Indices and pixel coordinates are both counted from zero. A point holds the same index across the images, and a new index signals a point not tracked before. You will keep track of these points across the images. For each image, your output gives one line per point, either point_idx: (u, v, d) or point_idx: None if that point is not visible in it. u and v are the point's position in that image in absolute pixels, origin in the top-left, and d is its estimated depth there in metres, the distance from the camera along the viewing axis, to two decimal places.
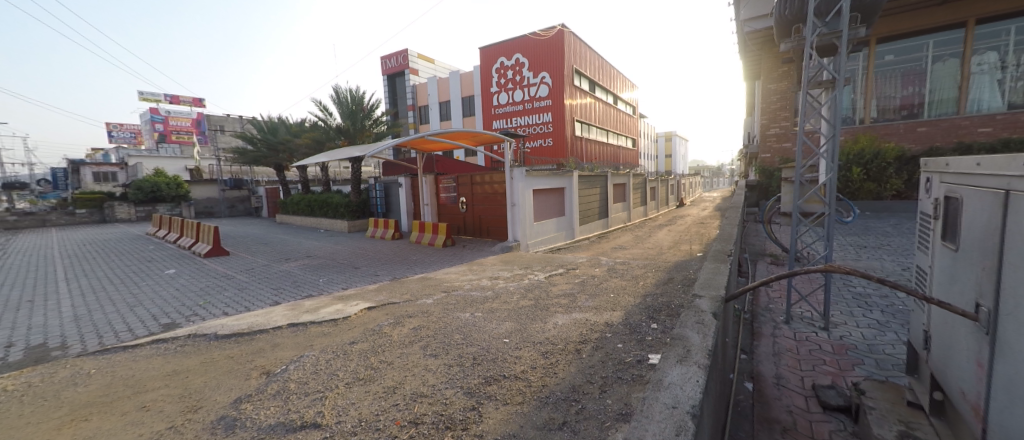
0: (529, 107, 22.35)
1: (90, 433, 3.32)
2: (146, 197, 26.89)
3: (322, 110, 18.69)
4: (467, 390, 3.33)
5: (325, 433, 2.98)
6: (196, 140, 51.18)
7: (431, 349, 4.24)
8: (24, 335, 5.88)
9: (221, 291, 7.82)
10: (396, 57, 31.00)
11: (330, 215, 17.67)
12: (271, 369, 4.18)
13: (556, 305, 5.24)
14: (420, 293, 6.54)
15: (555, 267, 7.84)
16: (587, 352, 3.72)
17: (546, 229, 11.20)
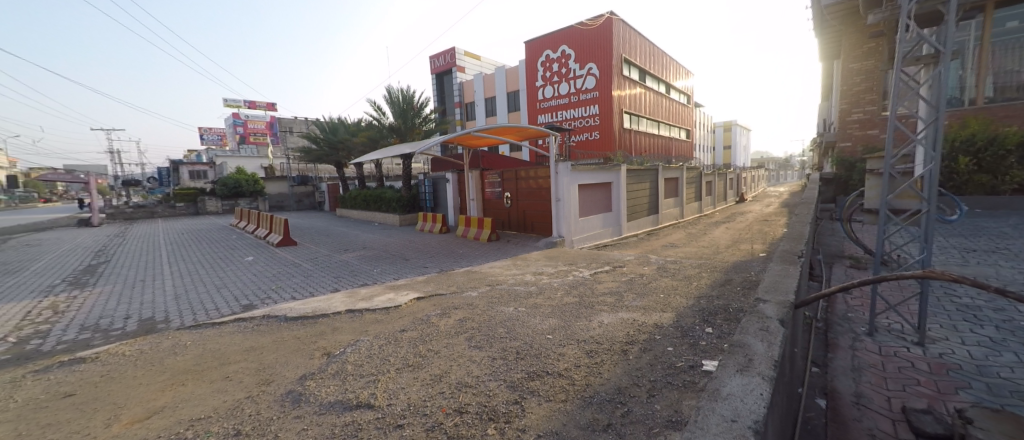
0: (575, 100, 21.99)
1: (185, 397, 3.66)
2: (229, 192, 29.53)
3: (376, 109, 19.47)
4: (510, 384, 3.32)
5: (377, 415, 3.08)
6: (269, 141, 55.23)
7: (476, 340, 4.27)
8: (136, 309, 6.65)
9: (290, 278, 8.37)
10: (444, 55, 31.61)
11: (383, 209, 18.39)
12: (331, 351, 4.40)
13: (601, 303, 5.11)
14: (466, 286, 6.63)
15: (601, 264, 7.67)
16: (634, 354, 3.58)
17: (592, 225, 10.98)
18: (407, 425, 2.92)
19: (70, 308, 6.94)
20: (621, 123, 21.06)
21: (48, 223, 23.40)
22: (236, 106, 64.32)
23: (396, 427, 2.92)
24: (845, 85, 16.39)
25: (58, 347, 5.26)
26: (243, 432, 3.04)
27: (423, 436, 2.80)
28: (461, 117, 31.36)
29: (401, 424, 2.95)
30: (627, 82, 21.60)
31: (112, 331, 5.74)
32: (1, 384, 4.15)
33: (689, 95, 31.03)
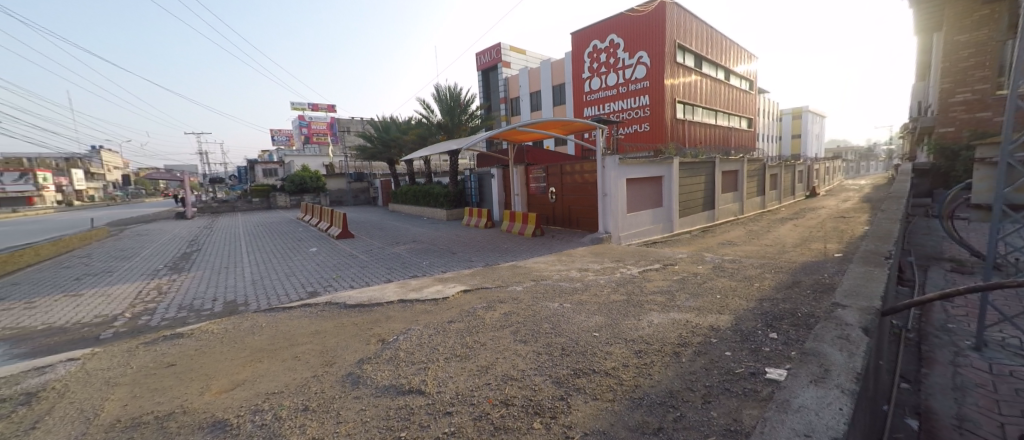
0: (624, 91, 21.39)
1: (262, 372, 3.95)
2: (296, 188, 31.75)
3: (425, 107, 19.98)
4: (556, 379, 3.28)
5: (427, 401, 3.16)
6: (330, 140, 58.32)
7: (521, 335, 4.25)
8: (222, 293, 7.31)
9: (348, 268, 8.80)
10: (490, 51, 31.84)
11: (431, 204, 18.86)
12: (385, 338, 4.56)
13: (650, 302, 4.93)
14: (510, 280, 6.64)
15: (650, 261, 7.42)
16: (687, 357, 3.42)
17: (640, 221, 10.64)
18: (456, 413, 2.97)
19: (169, 289, 7.77)
20: (674, 113, 20.18)
21: (150, 217, 26.43)
22: (301, 109, 68.50)
23: (445, 414, 2.99)
24: (947, 61, 14.78)
25: (161, 323, 5.91)
26: (310, 408, 3.23)
27: (471, 424, 2.83)
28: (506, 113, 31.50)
29: (450, 412, 3.00)
30: (681, 70, 20.61)
31: (204, 311, 6.37)
32: (119, 352, 4.71)
33: (751, 81, 29.05)
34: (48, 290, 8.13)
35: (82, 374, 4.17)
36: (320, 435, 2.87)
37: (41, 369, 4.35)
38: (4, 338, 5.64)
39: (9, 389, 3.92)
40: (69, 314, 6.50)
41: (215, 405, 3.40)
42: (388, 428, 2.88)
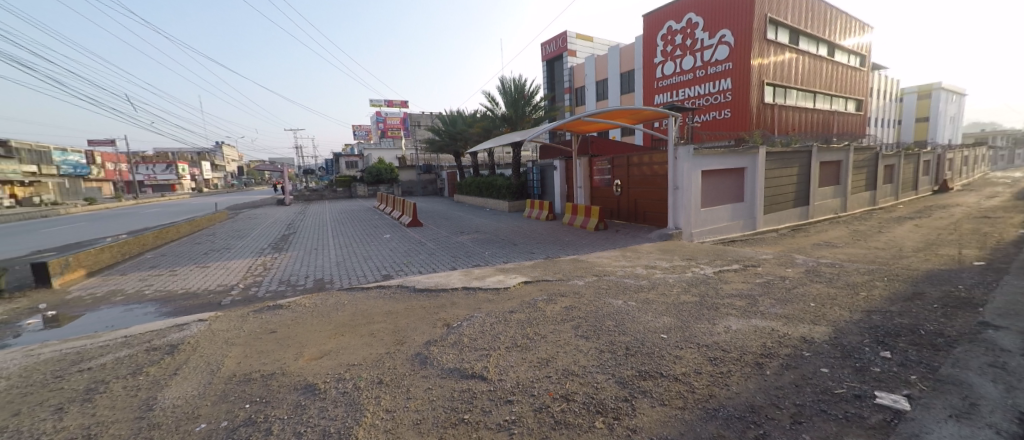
0: (702, 75, 20.01)
1: (344, 345, 4.24)
2: (373, 179, 34.20)
3: (490, 100, 20.21)
4: (620, 379, 3.14)
5: (489, 387, 3.19)
6: (404, 135, 61.18)
7: (582, 330, 4.15)
8: (313, 271, 8.00)
9: (417, 254, 9.20)
10: (556, 40, 31.46)
11: (494, 196, 19.11)
12: (450, 322, 4.69)
13: (727, 306, 4.57)
14: (572, 274, 6.52)
15: (727, 261, 6.90)
16: (772, 369, 3.11)
17: (717, 216, 9.92)
18: (516, 402, 2.96)
19: (272, 265, 8.65)
20: (762, 97, 18.54)
21: (257, 202, 29.96)
22: (378, 106, 72.61)
23: (506, 401, 2.99)
24: None
25: (266, 294, 6.58)
26: (384, 382, 3.40)
27: (531, 415, 2.80)
28: (572, 103, 31.03)
29: (511, 400, 3.00)
30: (771, 48, 18.78)
31: (298, 286, 7.01)
32: (235, 316, 5.33)
33: (863, 56, 25.47)
34: (184, 261, 9.47)
35: (210, 333, 4.78)
36: (393, 408, 3.00)
37: (181, 326, 5.08)
38: (152, 298, 6.67)
39: (157, 341, 4.62)
40: (198, 282, 7.51)
41: (307, 370, 3.70)
42: (452, 409, 2.94)
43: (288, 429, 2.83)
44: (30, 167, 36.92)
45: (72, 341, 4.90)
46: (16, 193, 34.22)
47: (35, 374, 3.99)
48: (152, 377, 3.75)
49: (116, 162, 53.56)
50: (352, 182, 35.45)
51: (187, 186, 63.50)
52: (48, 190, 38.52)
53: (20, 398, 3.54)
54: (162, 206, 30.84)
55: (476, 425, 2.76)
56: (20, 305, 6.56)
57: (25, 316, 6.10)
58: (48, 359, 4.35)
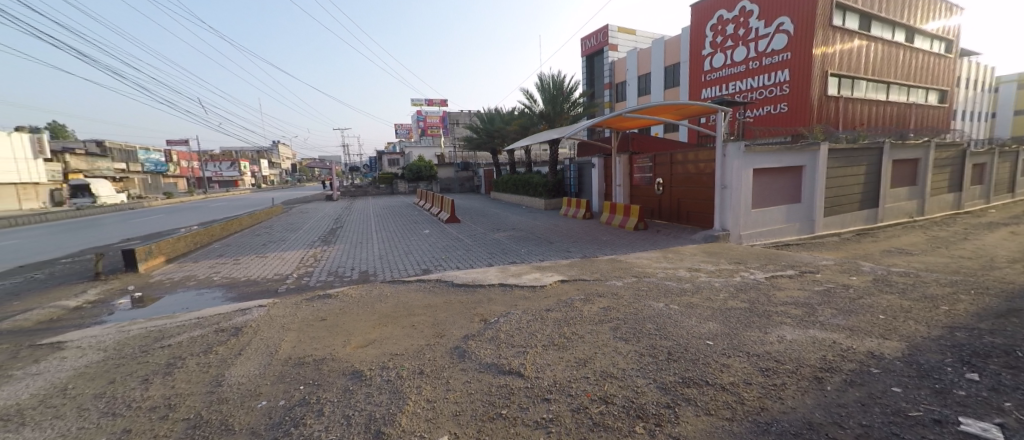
0: (756, 66, 18.94)
1: (387, 335, 4.35)
2: (413, 176, 35.21)
3: (527, 97, 20.13)
4: (661, 385, 3.03)
5: (526, 384, 3.16)
6: (444, 133, 62.21)
7: (621, 332, 4.04)
8: (359, 263, 8.30)
9: (455, 250, 9.33)
10: (597, 35, 30.95)
11: (530, 193, 19.06)
12: (487, 318, 4.70)
13: (782, 314, 4.29)
14: (610, 274, 6.37)
15: (779, 266, 6.51)
16: (833, 385, 2.89)
17: (769, 218, 9.39)
18: (553, 401, 2.92)
19: (322, 257, 9.05)
20: (824, 89, 17.32)
21: (308, 198, 31.64)
22: (418, 105, 74.23)
23: (542, 400, 2.95)
24: None
25: (316, 284, 6.91)
26: (424, 372, 3.45)
27: (569, 415, 2.76)
28: (611, 99, 30.41)
29: (548, 399, 2.95)
30: (836, 36, 17.48)
31: (345, 277, 7.29)
32: (290, 303, 5.62)
33: (947, 41, 23.03)
34: (246, 251, 10.10)
35: (269, 318, 5.05)
36: (433, 399, 3.04)
37: (244, 310, 5.42)
38: (218, 284, 7.18)
39: (224, 323, 4.94)
40: (257, 271, 7.98)
41: (354, 357, 3.82)
42: (490, 403, 2.94)
43: (338, 411, 2.93)
44: (120, 165, 41.96)
45: (154, 320, 5.35)
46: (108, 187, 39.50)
47: (125, 347, 4.39)
48: (219, 356, 4.01)
49: (188, 159, 58.60)
50: (394, 179, 36.65)
51: (248, 182, 68.42)
52: (134, 186, 43.81)
53: (113, 368, 3.91)
54: (226, 200, 33.35)
55: (513, 421, 2.74)
56: (112, 286, 7.26)
57: (116, 296, 6.72)
58: (135, 335, 4.76)
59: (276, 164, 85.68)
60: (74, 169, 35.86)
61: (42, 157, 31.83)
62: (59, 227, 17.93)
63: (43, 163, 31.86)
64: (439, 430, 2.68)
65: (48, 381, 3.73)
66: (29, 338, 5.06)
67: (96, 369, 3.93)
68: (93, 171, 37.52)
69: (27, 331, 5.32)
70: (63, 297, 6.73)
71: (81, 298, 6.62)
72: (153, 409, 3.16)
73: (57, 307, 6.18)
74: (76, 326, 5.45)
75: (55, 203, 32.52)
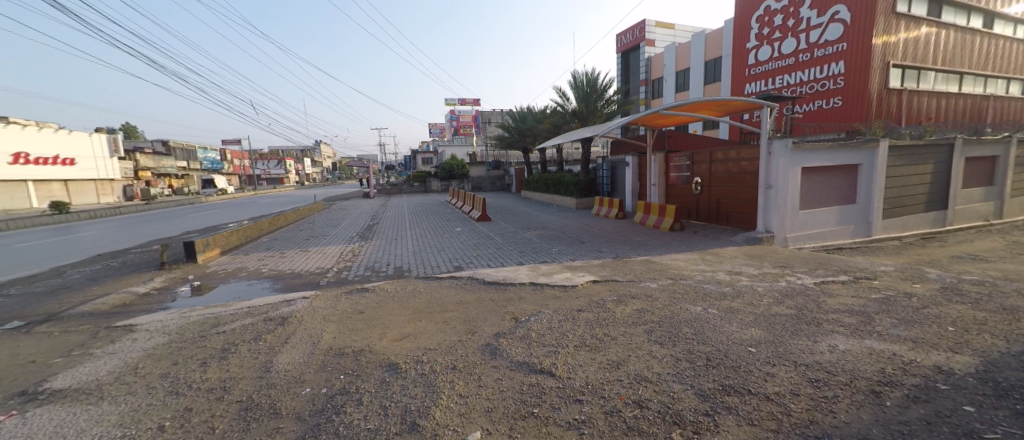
0: (806, 59, 17.90)
1: (421, 329, 4.42)
2: (446, 175, 35.75)
3: (560, 95, 19.98)
4: (699, 391, 2.92)
5: (558, 384, 3.13)
6: (477, 131, 62.71)
7: (656, 335, 3.92)
8: (394, 259, 8.48)
9: (487, 248, 9.38)
10: (633, 30, 30.38)
11: (561, 192, 18.92)
12: (518, 316, 4.68)
13: (833, 322, 4.05)
14: (644, 276, 6.21)
15: (830, 271, 6.15)
16: (893, 400, 2.69)
17: (818, 219, 8.89)
18: (586, 402, 2.87)
19: (360, 253, 9.32)
20: (886, 81, 16.21)
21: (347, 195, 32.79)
22: (451, 104, 75.18)
23: (575, 400, 2.91)
24: None
25: (354, 278, 7.13)
26: (457, 368, 3.48)
27: (603, 417, 2.70)
28: (647, 96, 29.77)
29: (581, 400, 2.91)
30: (899, 23, 16.29)
31: (381, 272, 7.48)
32: (331, 296, 5.82)
33: None
34: (291, 245, 10.56)
35: (312, 309, 5.25)
36: (466, 394, 3.06)
37: (289, 301, 5.66)
38: (266, 275, 7.54)
39: (272, 313, 5.18)
40: (301, 264, 8.33)
41: (390, 350, 3.90)
42: (522, 402, 2.93)
43: (376, 401, 3.00)
44: (181, 163, 45.27)
45: (212, 308, 5.68)
46: (172, 183, 42.81)
47: (187, 332, 4.68)
48: (268, 344, 4.20)
49: (240, 158, 62.25)
50: (428, 178, 37.37)
51: (293, 180, 71.80)
52: (194, 183, 47.24)
53: (176, 351, 4.17)
54: (272, 196, 35.10)
55: (546, 420, 2.71)
56: (175, 275, 7.76)
57: (178, 284, 7.20)
58: (194, 321, 5.07)
59: (318, 163, 89.44)
60: (143, 166, 39.06)
61: (117, 155, 34.96)
62: (127, 220, 19.44)
63: (118, 162, 35.01)
64: (472, 425, 2.70)
65: (122, 360, 4.03)
66: (106, 320, 5.49)
67: (162, 351, 4.21)
68: (159, 169, 40.76)
69: (104, 313, 5.77)
70: (134, 284, 7.27)
71: (148, 285, 7.13)
72: (210, 390, 3.34)
73: (128, 293, 6.68)
74: (145, 310, 5.86)
75: (127, 198, 35.50)
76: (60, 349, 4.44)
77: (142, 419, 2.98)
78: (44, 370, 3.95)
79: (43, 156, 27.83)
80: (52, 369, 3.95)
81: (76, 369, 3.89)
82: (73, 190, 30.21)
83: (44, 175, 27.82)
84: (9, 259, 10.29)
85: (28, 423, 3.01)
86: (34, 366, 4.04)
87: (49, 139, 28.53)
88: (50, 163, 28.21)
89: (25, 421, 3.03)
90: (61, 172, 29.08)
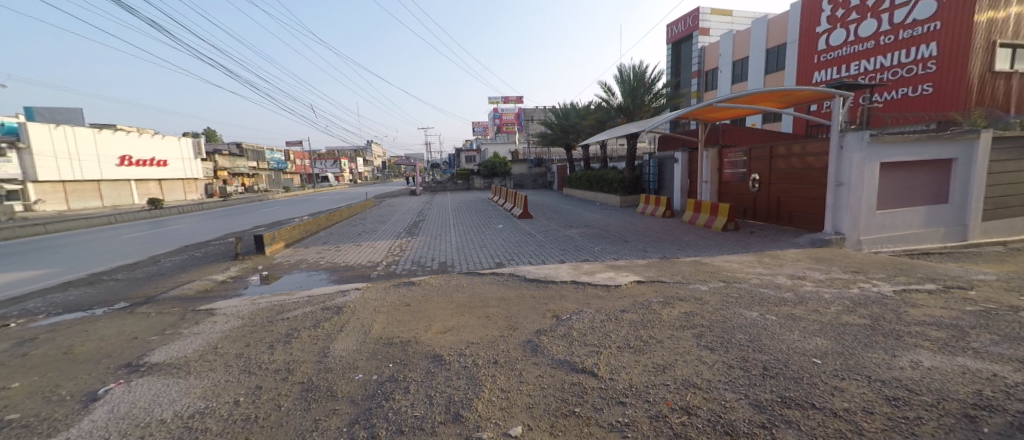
0: (888, 42, 16.29)
1: (464, 324, 4.46)
2: (488, 172, 36.05)
3: (606, 90, 19.55)
4: (755, 402, 2.73)
5: (600, 385, 3.04)
6: (520, 129, 62.66)
7: (706, 340, 3.72)
8: (439, 254, 8.66)
9: (528, 245, 9.34)
10: (686, 19, 29.13)
11: (605, 190, 18.51)
12: (559, 314, 4.62)
13: (917, 336, 3.66)
14: (694, 277, 5.93)
15: (909, 279, 5.59)
16: (991, 426, 2.38)
17: (899, 221, 8.10)
18: (630, 405, 2.77)
19: (407, 247, 9.59)
20: (989, 64, 14.47)
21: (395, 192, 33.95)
22: (495, 102, 75.52)
23: (618, 403, 2.81)
24: None
25: (402, 272, 7.35)
26: (498, 363, 3.47)
27: (647, 422, 2.60)
28: (699, 88, 28.53)
29: (624, 402, 2.81)
30: None
31: (426, 267, 7.65)
32: (381, 288, 6.04)
33: None
34: (345, 239, 11.06)
35: (364, 299, 5.46)
36: (508, 389, 3.04)
37: (343, 292, 5.92)
38: (323, 267, 7.94)
39: (329, 302, 5.44)
40: (353, 257, 8.72)
41: (435, 342, 3.97)
42: (563, 400, 2.87)
43: (422, 391, 3.05)
44: (253, 163, 48.93)
45: (277, 296, 6.05)
46: (245, 182, 46.45)
47: (257, 317, 5.01)
48: (324, 330, 4.41)
49: (302, 158, 66.30)
50: (472, 176, 37.88)
51: (346, 178, 75.36)
52: (262, 181, 50.73)
53: (248, 334, 4.47)
54: (329, 194, 37.03)
55: (588, 420, 2.64)
56: (247, 265, 8.35)
57: (250, 273, 7.74)
58: (263, 307, 5.41)
59: (370, 161, 93.25)
60: (221, 166, 42.63)
61: (201, 157, 38.43)
62: (206, 215, 21.28)
63: (201, 163, 38.45)
64: (513, 420, 2.68)
65: (205, 339, 4.37)
66: (192, 303, 6.01)
67: (236, 333, 4.53)
68: (234, 169, 44.34)
69: (190, 298, 6.31)
70: (213, 272, 7.90)
71: (225, 273, 7.72)
72: (276, 371, 3.54)
73: (208, 280, 7.26)
74: (223, 296, 6.36)
75: (208, 195, 38.98)
76: (156, 328, 4.89)
77: (220, 393, 3.21)
78: (145, 345, 4.36)
79: (143, 158, 31.24)
80: (151, 345, 4.36)
81: (168, 346, 4.26)
82: (166, 188, 33.66)
83: (143, 175, 31.24)
84: (114, 248, 11.57)
85: (131, 391, 3.32)
86: (136, 342, 4.47)
87: (147, 142, 31.84)
88: (147, 164, 31.59)
89: (129, 389, 3.36)
90: (156, 172, 32.50)
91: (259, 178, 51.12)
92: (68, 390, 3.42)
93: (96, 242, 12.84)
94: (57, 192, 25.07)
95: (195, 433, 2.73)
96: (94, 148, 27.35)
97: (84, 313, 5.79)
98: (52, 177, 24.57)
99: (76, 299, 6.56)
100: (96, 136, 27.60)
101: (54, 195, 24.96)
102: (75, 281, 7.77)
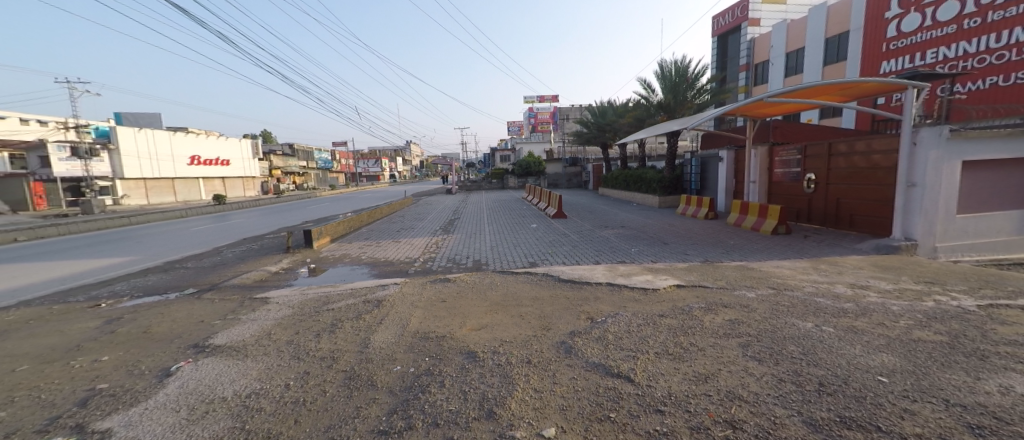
0: (972, 25, 14.94)
1: (498, 322, 4.43)
2: (523, 172, 35.98)
3: (645, 87, 19.04)
4: (808, 419, 2.53)
5: (636, 391, 2.91)
6: (557, 128, 62.29)
7: (753, 350, 3.50)
8: (474, 252, 8.70)
9: (562, 245, 9.22)
10: (734, 11, 27.92)
11: (643, 189, 18.03)
12: (594, 317, 4.50)
13: (1006, 357, 3.28)
14: (739, 283, 5.63)
15: (989, 291, 5.05)
16: None
17: (981, 227, 7.37)
18: (669, 414, 2.63)
19: (443, 245, 9.71)
20: None
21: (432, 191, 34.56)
22: (531, 102, 75.38)
23: (656, 410, 2.68)
24: None
25: (438, 268, 7.43)
26: (532, 363, 3.41)
27: (687, 432, 2.46)
28: (748, 83, 27.26)
29: (662, 410, 2.68)
30: None
31: (461, 264, 7.71)
32: (418, 283, 6.12)
33: None
34: (386, 235, 11.36)
35: (402, 294, 5.56)
36: (541, 389, 2.98)
37: (383, 286, 6.06)
38: (365, 262, 8.16)
39: (370, 295, 5.58)
40: (392, 253, 8.94)
41: (469, 339, 3.96)
42: (598, 404, 2.77)
43: (457, 386, 3.04)
44: (304, 162, 51.38)
45: (323, 288, 6.28)
46: (295, 180, 48.87)
47: (305, 307, 5.20)
48: (365, 323, 4.50)
49: (347, 157, 68.92)
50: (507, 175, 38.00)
51: (386, 176, 77.68)
52: (310, 179, 53.17)
53: (298, 322, 4.64)
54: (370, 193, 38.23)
55: (625, 426, 2.54)
56: (297, 258, 8.73)
57: (299, 266, 8.08)
58: (311, 298, 5.62)
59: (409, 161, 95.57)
60: (274, 166, 45.00)
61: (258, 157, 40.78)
62: (259, 211, 22.46)
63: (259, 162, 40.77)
64: (547, 421, 2.61)
65: (260, 326, 4.58)
66: (249, 291, 6.34)
67: (287, 321, 4.72)
68: (286, 168, 46.75)
69: (248, 286, 6.69)
70: (267, 263, 8.33)
71: (278, 265, 8.10)
72: (322, 359, 3.64)
73: (263, 270, 7.64)
74: (276, 286, 6.68)
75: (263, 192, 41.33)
76: (219, 313, 5.19)
77: (272, 376, 3.34)
78: (209, 328, 4.63)
79: (210, 158, 33.53)
80: (214, 328, 4.62)
81: (228, 330, 4.50)
82: (228, 185, 35.96)
83: (209, 173, 33.50)
84: (181, 239, 12.45)
85: (198, 369, 3.52)
86: (203, 325, 4.75)
87: (214, 143, 34.09)
88: (213, 163, 33.84)
89: (196, 367, 3.56)
90: (221, 171, 34.83)
91: (308, 177, 53.61)
92: (146, 365, 3.68)
93: (166, 234, 13.87)
94: (139, 188, 27.36)
95: (250, 412, 2.84)
96: (170, 149, 29.55)
97: (159, 296, 6.25)
98: (135, 175, 26.82)
99: (153, 283, 7.10)
100: (172, 138, 29.82)
101: (136, 191, 27.21)
102: (153, 267, 8.42)
